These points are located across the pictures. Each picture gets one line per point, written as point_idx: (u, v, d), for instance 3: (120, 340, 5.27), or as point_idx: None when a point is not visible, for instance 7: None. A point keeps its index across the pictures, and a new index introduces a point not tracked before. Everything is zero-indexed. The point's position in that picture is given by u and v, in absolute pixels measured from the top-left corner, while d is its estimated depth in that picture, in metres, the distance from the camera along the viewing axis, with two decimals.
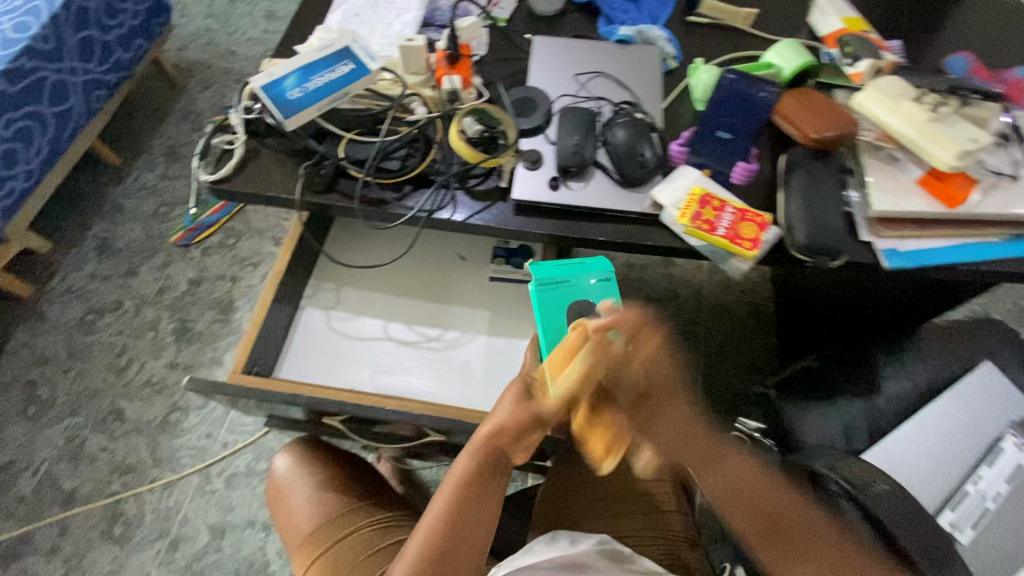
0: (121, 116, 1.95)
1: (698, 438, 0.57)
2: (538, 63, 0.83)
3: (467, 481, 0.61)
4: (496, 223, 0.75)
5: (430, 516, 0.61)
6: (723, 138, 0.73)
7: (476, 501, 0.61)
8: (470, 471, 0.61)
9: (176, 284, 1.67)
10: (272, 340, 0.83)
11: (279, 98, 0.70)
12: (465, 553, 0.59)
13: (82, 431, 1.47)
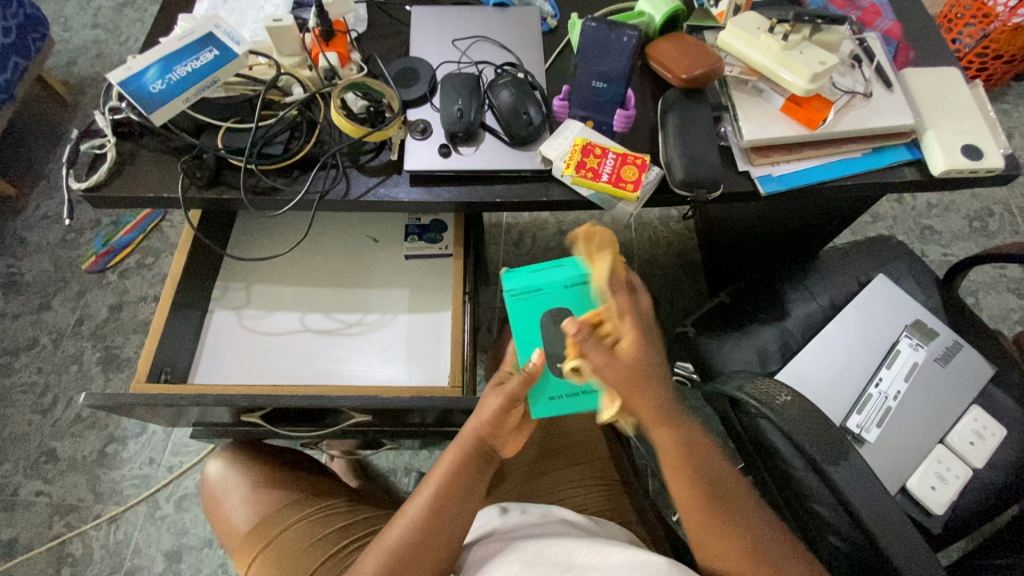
0: (9, 143, 1.81)
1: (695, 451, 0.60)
2: (418, 33, 0.83)
3: (456, 479, 0.61)
4: (392, 197, 0.74)
5: (411, 508, 0.60)
6: (600, 87, 0.74)
7: (460, 502, 0.60)
8: (459, 464, 0.61)
9: (96, 312, 1.58)
10: (182, 346, 0.80)
11: (142, 92, 0.67)
12: (432, 552, 0.59)
13: (12, 478, 1.39)
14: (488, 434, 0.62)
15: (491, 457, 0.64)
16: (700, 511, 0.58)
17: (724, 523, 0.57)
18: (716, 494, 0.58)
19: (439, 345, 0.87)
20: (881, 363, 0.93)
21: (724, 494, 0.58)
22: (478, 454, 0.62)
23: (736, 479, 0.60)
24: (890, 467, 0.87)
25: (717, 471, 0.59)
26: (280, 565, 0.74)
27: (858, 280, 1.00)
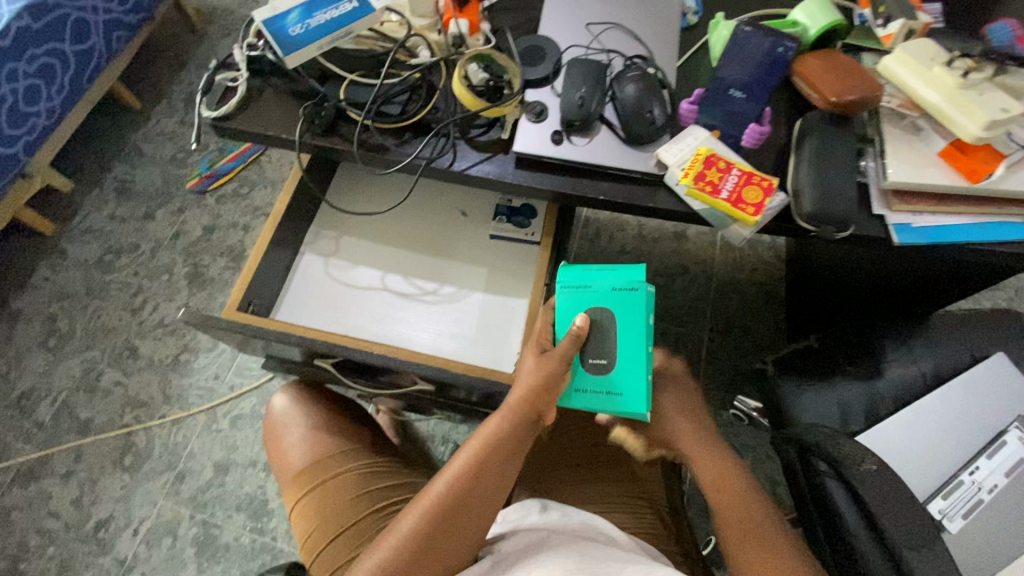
0: (142, 59, 1.95)
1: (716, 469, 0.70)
2: (550, 10, 0.80)
3: (497, 443, 0.63)
4: (495, 176, 0.73)
5: (453, 469, 0.62)
6: (738, 97, 0.69)
7: (502, 463, 0.63)
8: (501, 429, 0.64)
9: (191, 230, 1.70)
10: (270, 281, 0.84)
11: (281, 34, 0.69)
12: (478, 506, 0.61)
13: (98, 364, 1.53)
14: (531, 400, 0.65)
15: (534, 425, 0.66)
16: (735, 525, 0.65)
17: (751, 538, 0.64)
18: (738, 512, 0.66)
19: (509, 331, 0.86)
20: (981, 451, 0.83)
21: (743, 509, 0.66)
22: (522, 418, 0.65)
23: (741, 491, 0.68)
24: (967, 565, 0.78)
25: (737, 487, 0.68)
26: (326, 509, 0.77)
27: (971, 354, 0.90)
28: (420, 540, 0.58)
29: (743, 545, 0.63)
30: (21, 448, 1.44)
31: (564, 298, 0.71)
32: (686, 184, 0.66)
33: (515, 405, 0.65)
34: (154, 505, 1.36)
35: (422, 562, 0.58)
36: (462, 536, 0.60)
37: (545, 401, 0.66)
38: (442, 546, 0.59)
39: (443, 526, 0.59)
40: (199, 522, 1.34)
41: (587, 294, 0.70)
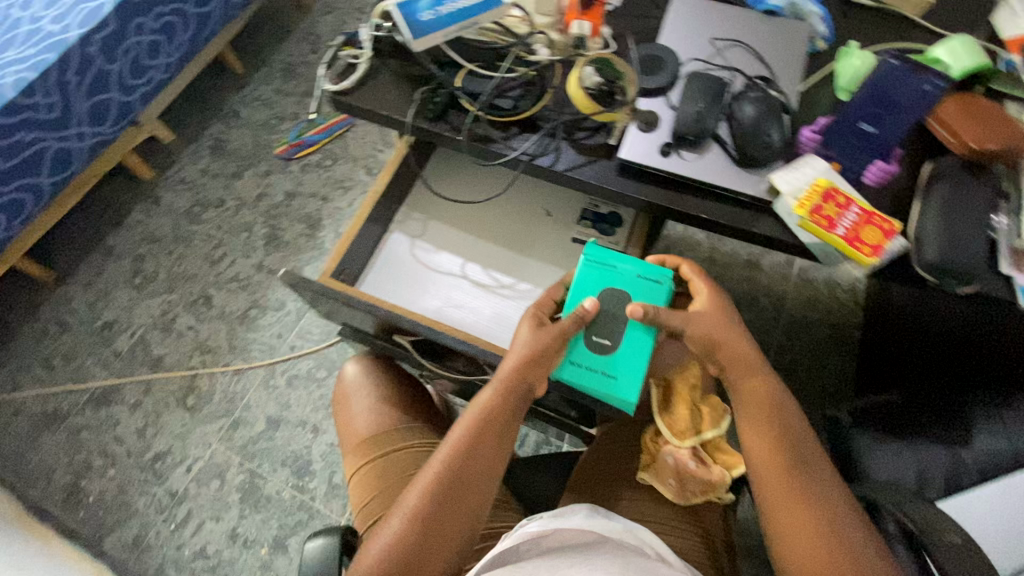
0: (250, 26, 2.05)
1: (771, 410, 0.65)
2: (674, 21, 0.79)
3: (485, 422, 0.65)
4: (597, 180, 0.73)
5: (444, 454, 0.64)
6: (866, 131, 0.66)
7: (489, 440, 0.65)
8: (488, 409, 0.65)
9: (274, 194, 1.78)
10: (359, 254, 0.87)
11: (411, 18, 0.70)
12: (476, 476, 0.63)
13: (175, 307, 1.63)
14: (520, 379, 0.67)
15: (522, 400, 0.67)
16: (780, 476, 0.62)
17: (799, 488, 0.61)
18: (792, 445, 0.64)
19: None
20: None
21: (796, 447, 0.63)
22: (511, 396, 0.66)
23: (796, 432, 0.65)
24: None
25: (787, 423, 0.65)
26: (384, 480, 0.79)
27: None
28: (417, 524, 0.60)
29: (773, 479, 0.62)
30: (98, 373, 1.55)
31: (588, 273, 0.74)
32: (801, 215, 0.64)
33: (501, 385, 0.66)
34: (208, 448, 1.44)
35: (422, 546, 0.59)
36: (465, 506, 0.62)
37: (532, 375, 0.67)
38: (445, 518, 0.61)
39: (438, 508, 0.61)
40: (246, 471, 1.41)
41: (610, 274, 0.75)
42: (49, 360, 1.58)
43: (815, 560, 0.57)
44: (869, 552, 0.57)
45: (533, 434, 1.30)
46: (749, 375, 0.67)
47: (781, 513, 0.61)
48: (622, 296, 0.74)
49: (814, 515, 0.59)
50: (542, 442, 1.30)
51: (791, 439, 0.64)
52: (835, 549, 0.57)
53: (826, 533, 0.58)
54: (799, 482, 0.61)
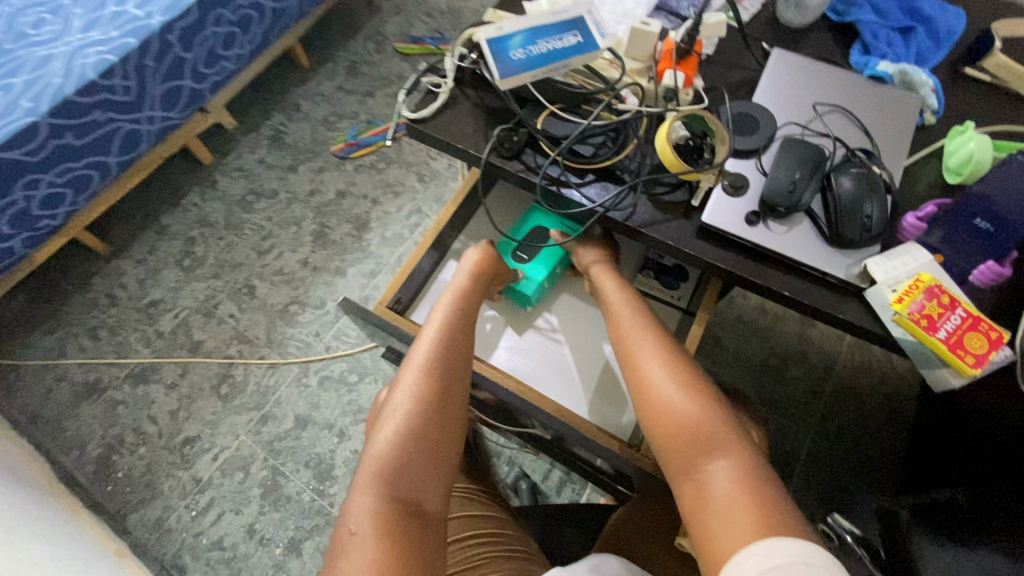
0: (321, 22, 2.08)
1: (643, 326, 0.76)
2: (773, 79, 0.75)
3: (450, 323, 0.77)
4: (674, 240, 0.69)
5: (422, 349, 0.74)
6: (981, 230, 0.60)
7: (457, 333, 0.77)
8: (465, 289, 0.81)
9: (326, 191, 1.79)
10: (414, 281, 0.85)
11: (502, 56, 0.68)
12: (456, 338, 0.76)
13: (219, 294, 1.65)
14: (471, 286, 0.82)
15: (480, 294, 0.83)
16: (656, 367, 0.70)
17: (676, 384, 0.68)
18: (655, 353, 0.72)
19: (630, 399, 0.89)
20: None
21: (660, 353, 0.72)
22: (469, 299, 0.81)
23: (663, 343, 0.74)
24: None
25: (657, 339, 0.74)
26: None
27: None
28: (414, 412, 0.69)
29: (639, 368, 0.72)
30: (140, 350, 1.59)
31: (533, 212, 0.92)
32: (902, 311, 0.59)
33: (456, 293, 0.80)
34: (236, 438, 1.46)
35: (419, 426, 0.68)
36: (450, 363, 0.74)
37: (483, 283, 0.83)
38: (437, 370, 0.73)
39: (427, 394, 0.71)
40: (270, 467, 1.42)
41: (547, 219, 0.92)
42: (96, 331, 1.62)
43: (676, 427, 0.64)
44: (724, 413, 0.65)
45: (558, 472, 1.29)
46: (623, 304, 0.80)
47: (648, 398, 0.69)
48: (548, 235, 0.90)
49: (685, 405, 0.65)
50: (566, 481, 1.29)
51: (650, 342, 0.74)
52: (692, 415, 0.64)
53: (684, 408, 0.65)
54: (665, 366, 0.70)
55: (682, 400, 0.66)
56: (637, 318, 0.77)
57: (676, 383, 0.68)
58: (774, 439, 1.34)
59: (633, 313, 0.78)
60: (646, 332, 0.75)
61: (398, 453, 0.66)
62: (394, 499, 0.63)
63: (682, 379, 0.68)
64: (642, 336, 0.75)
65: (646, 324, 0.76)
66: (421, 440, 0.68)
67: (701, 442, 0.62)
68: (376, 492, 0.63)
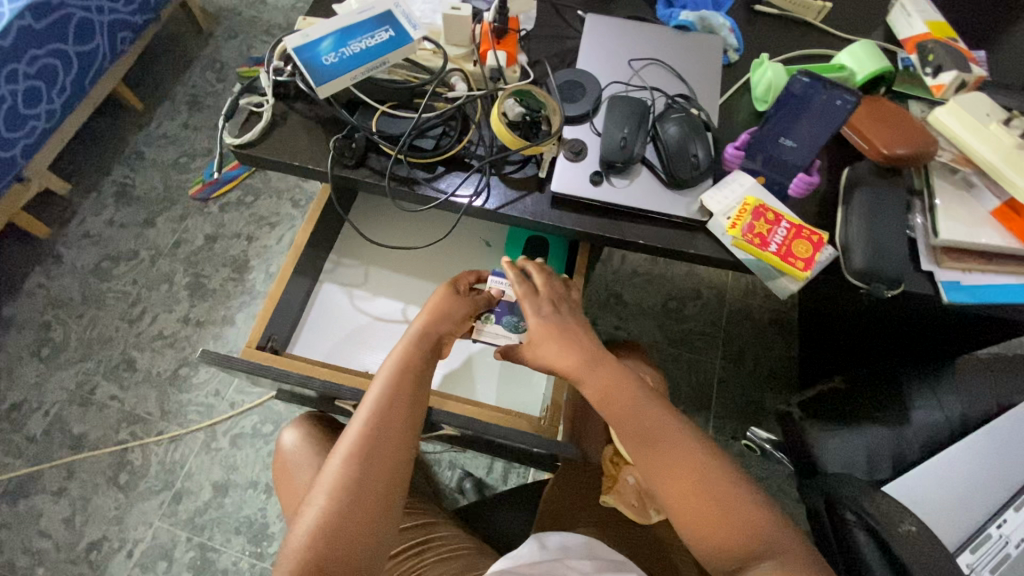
0: (145, 58, 1.89)
1: (632, 399, 0.64)
2: (590, 43, 0.77)
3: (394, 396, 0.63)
4: (532, 216, 0.70)
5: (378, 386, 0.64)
6: (788, 146, 0.67)
7: (398, 412, 0.62)
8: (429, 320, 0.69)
9: (193, 238, 1.65)
10: (288, 314, 0.80)
11: (314, 63, 0.66)
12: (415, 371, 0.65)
13: (93, 377, 1.48)
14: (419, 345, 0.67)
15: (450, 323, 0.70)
16: (670, 460, 0.60)
17: (688, 473, 0.59)
18: (652, 434, 0.62)
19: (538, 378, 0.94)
20: (1008, 503, 0.82)
21: (657, 435, 0.62)
22: (416, 358, 0.66)
23: (660, 417, 0.63)
24: None
25: (647, 413, 0.63)
26: None
27: (997, 403, 0.90)
28: (333, 515, 0.56)
29: (649, 462, 0.61)
30: (10, 463, 1.38)
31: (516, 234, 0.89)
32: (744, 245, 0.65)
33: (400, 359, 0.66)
34: (149, 526, 1.32)
35: (360, 486, 0.58)
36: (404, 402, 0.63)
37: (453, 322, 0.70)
38: (394, 412, 0.62)
39: (361, 476, 0.58)
40: (196, 545, 1.30)
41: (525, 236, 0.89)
42: None
43: (697, 516, 0.58)
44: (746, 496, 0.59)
45: (500, 461, 1.29)
46: (596, 371, 0.65)
47: (659, 477, 0.60)
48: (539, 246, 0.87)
49: (706, 498, 0.58)
50: (510, 468, 1.29)
51: (643, 422, 0.63)
52: (726, 513, 0.57)
53: (708, 492, 0.58)
54: (669, 458, 0.60)
55: (700, 491, 0.58)
56: (624, 398, 0.64)
57: (687, 474, 0.59)
58: (688, 374, 1.43)
59: (607, 389, 0.65)
60: (636, 409, 0.63)
61: (310, 567, 0.54)
62: (319, 571, 0.54)
63: (688, 456, 0.60)
64: (643, 415, 0.63)
65: (625, 394, 0.64)
66: (362, 505, 0.57)
67: (733, 540, 0.57)
68: (302, 561, 0.54)
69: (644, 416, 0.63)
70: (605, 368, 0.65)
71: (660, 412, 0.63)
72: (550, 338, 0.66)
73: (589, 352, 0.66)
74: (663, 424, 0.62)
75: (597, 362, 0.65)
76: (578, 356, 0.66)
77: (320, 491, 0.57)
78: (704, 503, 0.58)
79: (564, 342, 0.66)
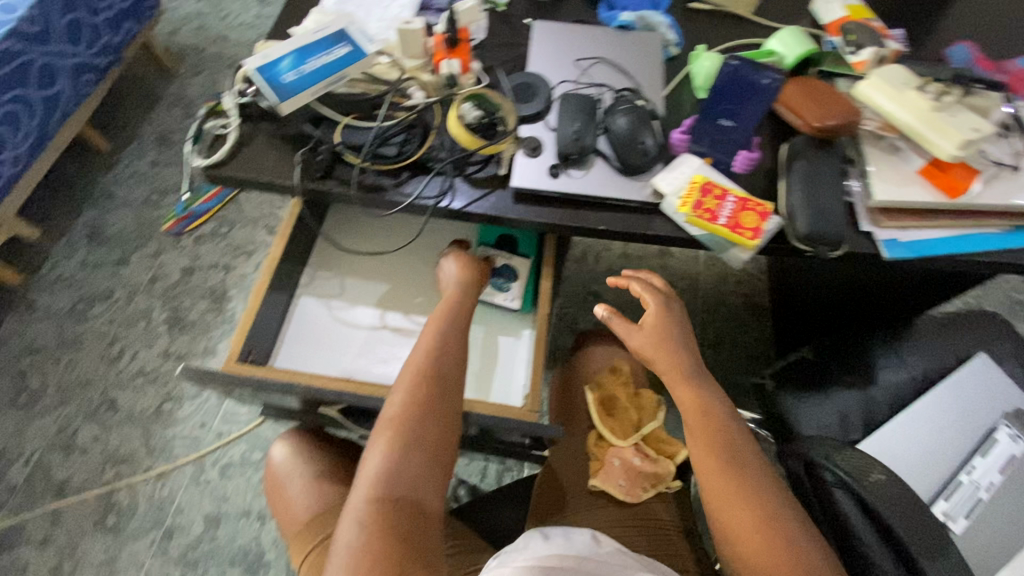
0: (110, 100, 1.90)
1: (719, 414, 0.70)
2: (539, 47, 0.82)
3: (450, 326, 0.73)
4: (496, 211, 0.73)
5: (422, 343, 0.71)
6: (726, 126, 0.73)
7: (453, 340, 0.72)
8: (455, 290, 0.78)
9: (169, 273, 1.65)
10: (267, 329, 0.82)
11: (275, 81, 0.69)
12: (451, 328, 0.73)
13: (74, 420, 1.45)
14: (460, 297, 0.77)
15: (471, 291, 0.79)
16: (733, 486, 0.64)
17: (752, 500, 0.63)
18: (734, 456, 0.66)
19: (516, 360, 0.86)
20: (975, 450, 0.86)
21: (738, 456, 0.66)
22: (459, 311, 0.76)
23: (743, 443, 0.67)
24: (976, 562, 0.81)
25: (731, 436, 0.68)
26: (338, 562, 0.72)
27: (957, 356, 0.94)
28: (410, 415, 0.64)
29: (716, 484, 0.65)
30: None
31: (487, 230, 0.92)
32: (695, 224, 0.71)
33: (449, 306, 0.76)
34: (141, 566, 1.29)
35: (423, 421, 0.64)
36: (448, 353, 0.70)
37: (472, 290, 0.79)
38: (440, 361, 0.69)
39: (423, 412, 0.64)
40: None
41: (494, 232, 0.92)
42: None
43: (745, 538, 0.61)
44: (796, 529, 0.61)
45: (493, 464, 1.30)
46: (680, 385, 0.72)
47: (715, 500, 0.64)
48: (508, 241, 0.91)
49: (758, 524, 0.61)
50: (504, 470, 1.30)
51: (728, 442, 0.67)
52: (777, 539, 0.60)
53: (761, 521, 0.61)
54: (735, 482, 0.64)
55: (758, 519, 0.61)
56: (706, 418, 0.69)
57: (744, 502, 0.63)
58: None
59: (704, 406, 0.70)
60: (718, 430, 0.68)
61: (394, 461, 0.61)
62: (393, 496, 0.58)
63: (757, 485, 0.64)
64: (721, 433, 0.68)
65: (710, 411, 0.70)
66: (426, 437, 0.63)
67: (777, 566, 0.59)
68: (376, 489, 0.59)
69: (726, 437, 0.68)
70: (702, 384, 0.72)
71: (738, 438, 0.68)
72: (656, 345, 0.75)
73: (681, 360, 0.73)
74: (742, 451, 0.66)
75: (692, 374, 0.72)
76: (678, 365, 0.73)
77: (382, 431, 0.62)
78: (758, 529, 0.61)
79: (655, 340, 0.75)
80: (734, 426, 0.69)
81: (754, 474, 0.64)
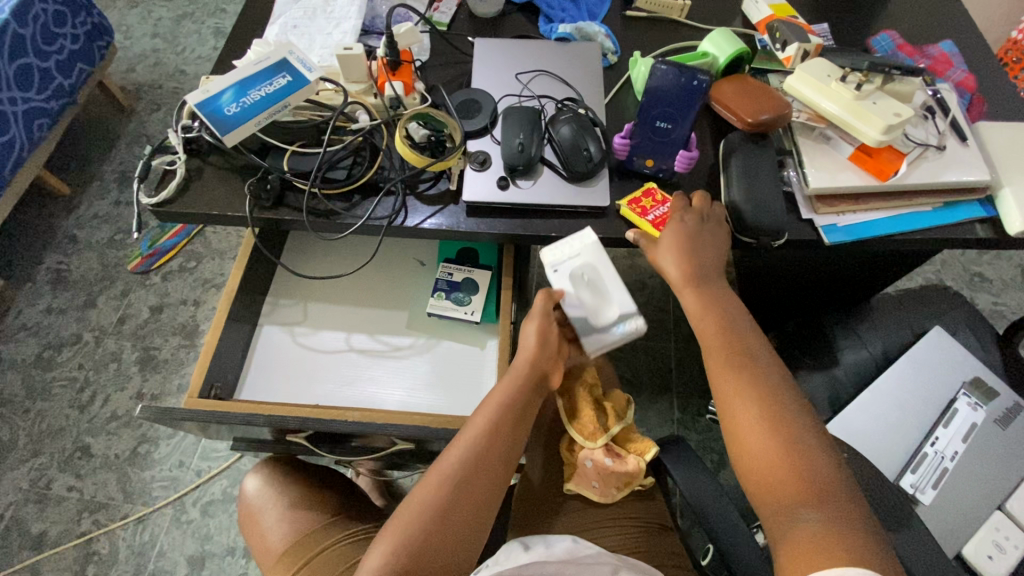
0: (67, 143, 1.88)
1: (729, 311, 0.66)
2: (481, 63, 0.84)
3: (511, 406, 0.66)
4: (449, 226, 0.74)
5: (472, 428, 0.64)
6: (663, 128, 0.74)
7: (507, 429, 0.65)
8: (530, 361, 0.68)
9: (138, 312, 1.62)
10: (230, 360, 0.81)
11: (217, 115, 0.69)
12: (511, 413, 0.66)
13: (47, 471, 1.42)
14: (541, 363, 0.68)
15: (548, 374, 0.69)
16: (736, 374, 0.61)
17: (758, 392, 0.59)
18: (741, 349, 0.63)
19: (484, 372, 0.86)
20: (937, 422, 0.88)
21: (746, 351, 0.63)
22: (522, 398, 0.67)
23: (754, 341, 0.64)
24: (942, 531, 0.82)
25: (742, 330, 0.64)
26: None
27: (913, 331, 0.96)
28: (429, 522, 0.59)
29: (718, 376, 0.62)
30: None
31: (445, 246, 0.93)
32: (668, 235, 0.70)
33: (511, 385, 0.67)
34: None
35: (442, 532, 0.59)
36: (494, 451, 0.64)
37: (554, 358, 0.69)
38: (486, 462, 0.63)
39: (443, 517, 0.59)
40: None
41: (453, 246, 0.93)
42: None
43: (746, 437, 0.57)
44: (806, 433, 0.56)
45: None
46: (688, 292, 0.67)
47: (719, 399, 0.61)
48: (467, 252, 0.92)
49: (762, 425, 0.57)
50: None
51: (737, 341, 0.64)
52: (788, 443, 0.56)
53: (771, 424, 0.57)
54: (742, 375, 0.61)
55: (762, 420, 0.58)
56: (714, 316, 0.65)
57: (751, 399, 0.59)
58: (645, 362, 1.43)
59: (712, 304, 0.66)
60: (728, 327, 0.64)
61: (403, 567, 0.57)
62: None
63: (772, 383, 0.60)
64: (730, 330, 0.64)
65: (717, 309, 0.65)
66: (442, 545, 0.59)
67: (781, 475, 0.55)
68: None
69: (735, 330, 0.64)
70: (712, 283, 0.67)
71: (750, 336, 0.64)
72: (666, 251, 0.68)
73: (694, 267, 0.67)
74: (753, 348, 0.63)
75: (701, 278, 0.67)
76: (679, 252, 0.67)
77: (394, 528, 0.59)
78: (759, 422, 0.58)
79: (672, 249, 0.67)
80: (747, 326, 0.65)
81: (766, 374, 0.61)
